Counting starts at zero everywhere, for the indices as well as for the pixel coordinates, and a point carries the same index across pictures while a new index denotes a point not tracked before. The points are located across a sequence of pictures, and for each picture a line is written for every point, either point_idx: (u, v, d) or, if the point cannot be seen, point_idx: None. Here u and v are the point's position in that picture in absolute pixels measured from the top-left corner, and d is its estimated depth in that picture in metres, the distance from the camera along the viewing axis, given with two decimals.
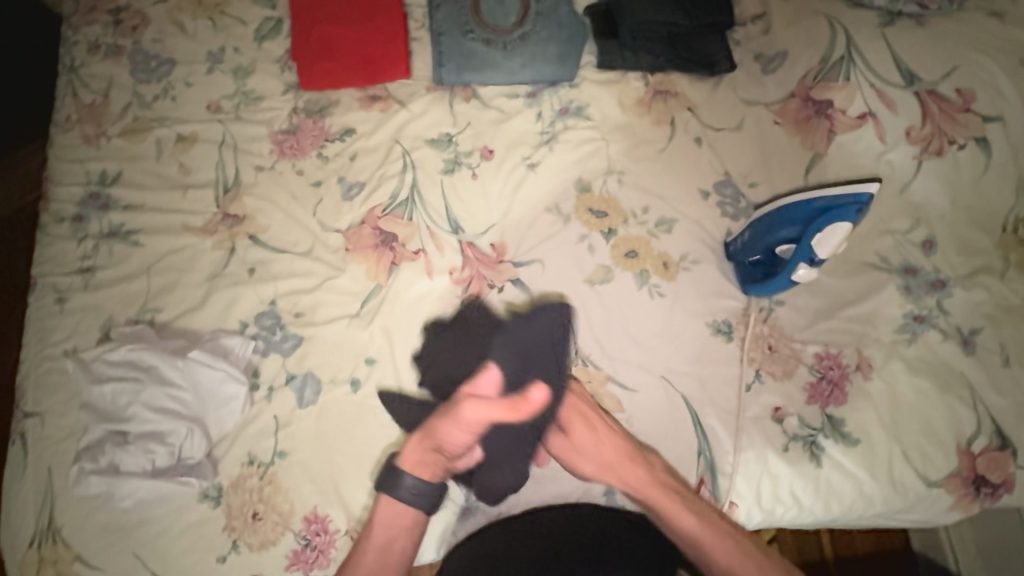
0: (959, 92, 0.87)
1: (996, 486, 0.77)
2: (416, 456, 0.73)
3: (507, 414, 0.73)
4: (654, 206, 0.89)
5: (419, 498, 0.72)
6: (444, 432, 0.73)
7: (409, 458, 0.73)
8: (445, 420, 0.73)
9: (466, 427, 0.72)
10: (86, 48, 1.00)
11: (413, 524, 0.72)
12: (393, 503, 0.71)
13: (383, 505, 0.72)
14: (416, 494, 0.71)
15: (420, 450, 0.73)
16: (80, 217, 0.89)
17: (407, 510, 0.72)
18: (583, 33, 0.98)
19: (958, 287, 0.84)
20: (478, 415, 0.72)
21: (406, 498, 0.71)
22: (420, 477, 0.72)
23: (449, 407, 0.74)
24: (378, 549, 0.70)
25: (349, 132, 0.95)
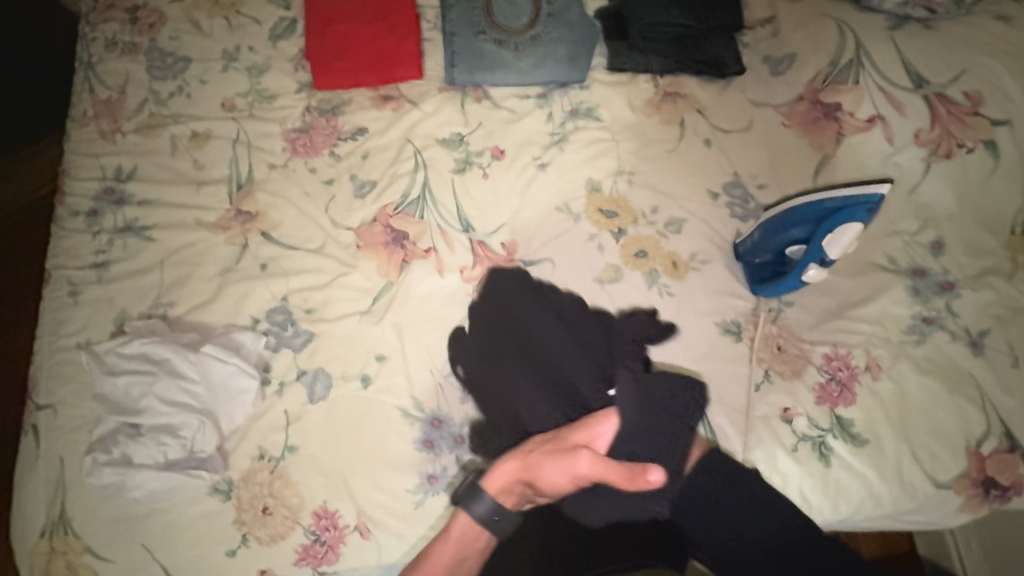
0: (967, 96, 0.88)
1: (1005, 488, 0.77)
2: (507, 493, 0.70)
3: (608, 480, 0.67)
4: (663, 206, 0.90)
5: (492, 523, 0.69)
6: (535, 463, 0.69)
7: (491, 478, 0.70)
8: (542, 450, 0.70)
9: (558, 469, 0.68)
10: (103, 46, 1.01)
11: (477, 545, 0.69)
12: (467, 519, 0.69)
13: (459, 522, 0.69)
14: (491, 519, 0.68)
15: (506, 475, 0.69)
16: (95, 211, 0.90)
17: (474, 528, 0.69)
18: (594, 35, 0.99)
19: (966, 289, 0.85)
20: (580, 471, 0.67)
21: (479, 518, 0.68)
22: (500, 497, 0.69)
23: (564, 443, 0.70)
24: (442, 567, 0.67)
25: (361, 130, 0.96)
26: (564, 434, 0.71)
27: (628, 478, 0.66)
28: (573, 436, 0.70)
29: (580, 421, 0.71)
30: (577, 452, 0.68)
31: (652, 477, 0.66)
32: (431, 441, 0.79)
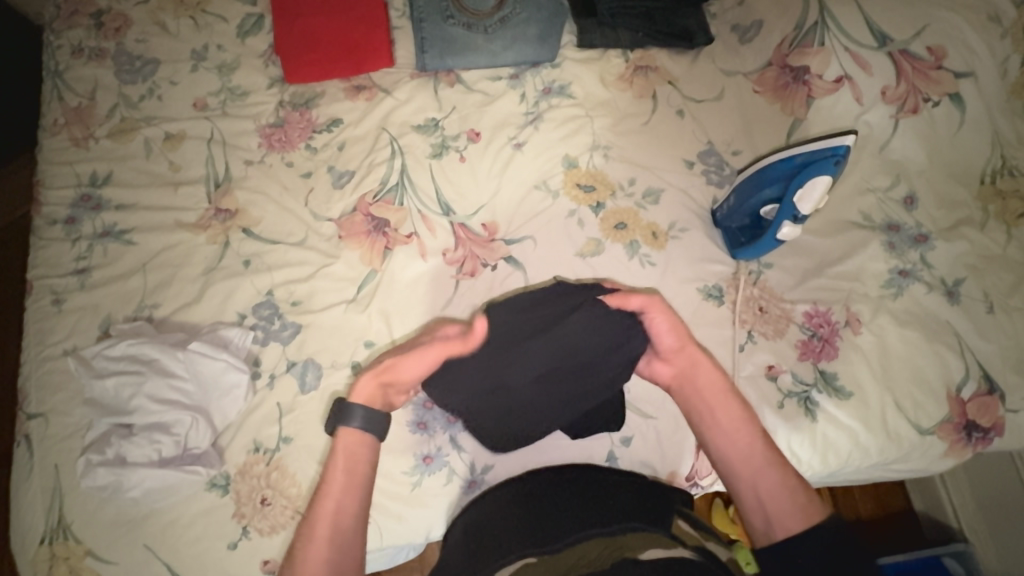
0: (930, 50, 0.90)
1: (986, 431, 0.79)
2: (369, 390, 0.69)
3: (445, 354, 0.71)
4: (640, 177, 0.91)
5: (376, 427, 0.68)
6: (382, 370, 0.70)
7: (359, 391, 0.69)
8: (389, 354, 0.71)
9: (410, 361, 0.70)
10: (70, 52, 1.01)
11: (370, 450, 0.67)
12: (349, 434, 0.67)
13: (342, 437, 0.67)
14: (372, 424, 0.67)
15: (370, 386, 0.69)
16: (73, 219, 0.90)
17: (362, 436, 0.67)
18: (562, 13, 1.00)
19: (940, 240, 0.86)
20: (441, 355, 0.71)
21: (363, 427, 0.67)
22: (374, 405, 0.69)
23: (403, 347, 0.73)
24: (339, 482, 0.64)
25: (336, 122, 0.96)
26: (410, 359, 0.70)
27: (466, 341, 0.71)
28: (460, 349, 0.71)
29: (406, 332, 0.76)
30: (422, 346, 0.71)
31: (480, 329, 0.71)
32: (424, 423, 0.80)
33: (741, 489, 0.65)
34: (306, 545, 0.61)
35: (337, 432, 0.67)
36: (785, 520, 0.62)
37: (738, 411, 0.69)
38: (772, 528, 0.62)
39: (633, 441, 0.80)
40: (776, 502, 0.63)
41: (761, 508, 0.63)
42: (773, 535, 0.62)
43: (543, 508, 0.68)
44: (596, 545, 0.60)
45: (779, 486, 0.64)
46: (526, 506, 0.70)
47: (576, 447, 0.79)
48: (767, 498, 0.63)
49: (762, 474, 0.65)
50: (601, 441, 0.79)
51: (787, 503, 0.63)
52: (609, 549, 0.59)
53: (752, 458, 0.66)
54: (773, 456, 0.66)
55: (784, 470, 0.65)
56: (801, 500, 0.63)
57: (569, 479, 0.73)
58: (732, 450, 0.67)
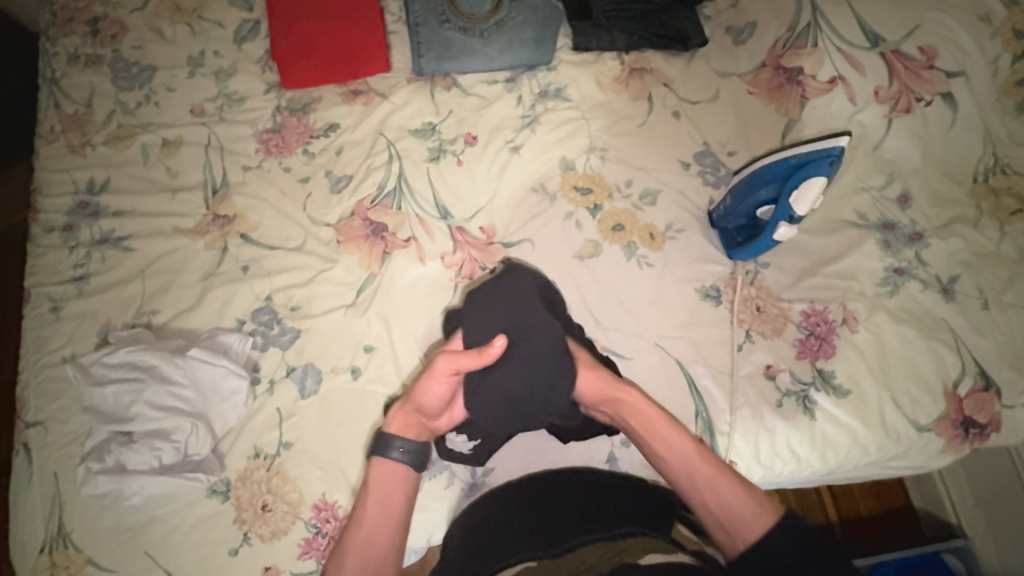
0: (922, 50, 0.91)
1: (983, 426, 0.79)
2: (400, 420, 0.69)
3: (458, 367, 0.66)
4: (637, 179, 0.91)
5: (411, 457, 0.68)
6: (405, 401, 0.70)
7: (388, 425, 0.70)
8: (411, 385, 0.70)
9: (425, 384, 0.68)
10: (66, 60, 1.01)
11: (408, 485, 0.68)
12: (387, 466, 0.68)
13: (379, 468, 0.68)
14: (409, 454, 0.68)
15: (397, 419, 0.69)
16: (70, 226, 0.90)
17: (401, 468, 0.68)
18: (557, 16, 1.00)
19: (934, 238, 0.87)
20: (450, 368, 0.66)
21: (399, 458, 0.68)
22: (409, 436, 0.69)
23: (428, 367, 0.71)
24: (380, 510, 0.66)
25: (333, 127, 0.96)
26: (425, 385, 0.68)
27: (481, 354, 0.66)
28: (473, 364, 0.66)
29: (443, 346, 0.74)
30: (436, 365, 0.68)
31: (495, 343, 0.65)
32: None
33: (694, 502, 0.63)
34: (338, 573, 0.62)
35: (374, 462, 0.68)
36: (740, 533, 0.59)
37: (670, 425, 0.66)
38: (732, 541, 0.60)
39: (632, 443, 0.80)
40: (730, 514, 0.60)
41: (718, 521, 0.61)
42: (734, 547, 0.60)
43: (543, 512, 0.68)
44: (597, 550, 0.60)
45: (727, 493, 0.61)
46: (525, 511, 0.70)
47: (576, 449, 0.80)
48: (718, 511, 0.61)
49: (712, 487, 0.62)
50: (600, 443, 0.80)
51: (740, 509, 0.60)
52: (608, 554, 0.59)
53: (690, 470, 0.63)
54: (711, 465, 0.63)
55: (727, 474, 0.63)
56: (750, 501, 0.60)
57: (568, 483, 0.73)
58: (671, 467, 0.64)
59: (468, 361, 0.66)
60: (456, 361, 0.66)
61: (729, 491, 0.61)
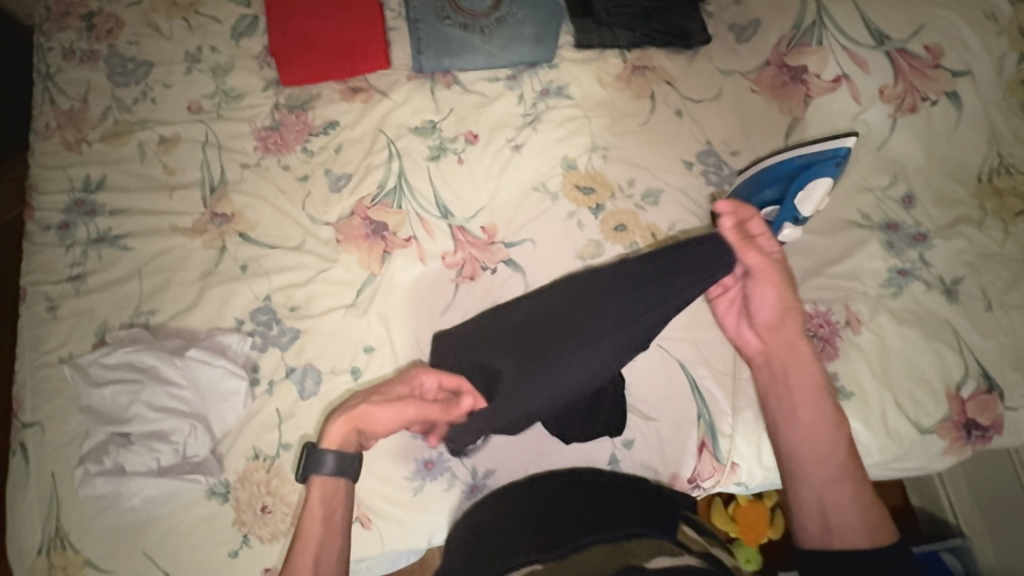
0: (928, 49, 0.90)
1: (986, 428, 0.79)
2: (338, 434, 0.69)
3: (422, 414, 0.70)
4: (640, 178, 0.91)
5: (347, 471, 0.68)
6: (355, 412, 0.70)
7: (327, 433, 0.69)
8: (366, 401, 0.71)
9: (385, 413, 0.70)
10: (61, 55, 0.99)
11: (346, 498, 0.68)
12: (328, 482, 0.67)
13: (316, 486, 0.67)
14: (343, 468, 0.67)
15: (341, 429, 0.69)
16: (66, 224, 0.89)
17: (335, 484, 0.67)
18: (559, 13, 0.99)
19: (938, 239, 0.87)
20: (419, 415, 0.70)
21: (332, 473, 0.67)
22: (341, 449, 0.68)
23: (388, 391, 0.72)
24: (323, 527, 0.65)
25: (332, 124, 0.95)
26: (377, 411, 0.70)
27: (447, 412, 0.69)
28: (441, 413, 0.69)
29: (402, 376, 0.73)
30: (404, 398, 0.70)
31: (466, 404, 0.68)
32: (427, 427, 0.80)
33: (803, 487, 0.62)
34: None
35: (310, 483, 0.67)
36: (838, 536, 0.58)
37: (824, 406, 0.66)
38: (824, 538, 0.59)
39: (635, 444, 0.80)
40: (838, 513, 0.59)
41: (822, 518, 0.60)
42: (822, 544, 0.59)
43: (545, 514, 0.68)
44: (600, 552, 0.58)
45: (844, 497, 0.60)
46: (526, 514, 0.69)
47: (577, 450, 0.79)
48: (829, 510, 0.60)
49: (833, 486, 0.61)
50: (602, 444, 0.79)
51: (851, 520, 0.59)
52: (612, 557, 0.58)
53: (824, 456, 0.63)
54: (852, 470, 0.62)
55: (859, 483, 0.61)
56: (867, 517, 0.59)
57: (570, 485, 0.72)
58: (805, 449, 0.64)
59: (434, 412, 0.69)
60: (424, 408, 0.70)
61: (847, 498, 0.60)
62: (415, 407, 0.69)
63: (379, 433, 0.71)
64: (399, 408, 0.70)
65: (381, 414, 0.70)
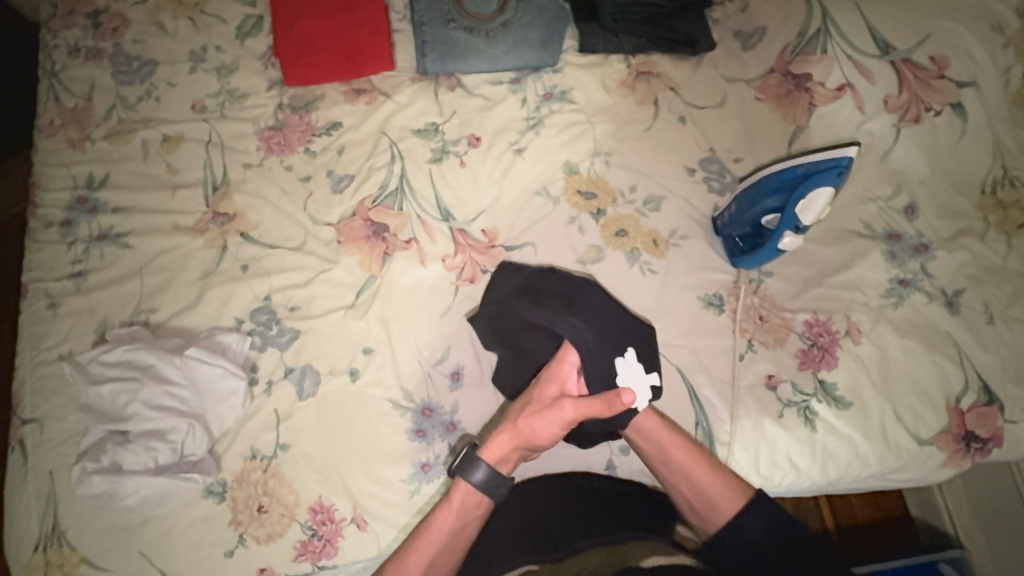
0: (933, 60, 0.90)
1: (985, 442, 0.79)
2: (500, 449, 0.69)
3: (582, 415, 0.67)
4: (642, 184, 0.91)
5: (492, 489, 0.68)
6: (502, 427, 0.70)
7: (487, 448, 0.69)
8: (524, 414, 0.69)
9: (545, 422, 0.68)
10: (66, 52, 1.00)
11: (479, 514, 0.68)
12: (468, 490, 0.67)
13: (460, 491, 0.67)
14: (490, 486, 0.67)
15: (502, 445, 0.69)
16: (69, 221, 0.89)
17: (478, 498, 0.68)
18: (564, 17, 0.99)
19: (941, 250, 0.86)
20: (579, 416, 0.67)
21: (480, 486, 0.67)
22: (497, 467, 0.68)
23: (537, 400, 0.69)
24: (441, 537, 0.66)
25: (335, 125, 0.95)
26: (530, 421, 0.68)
27: (607, 406, 0.66)
28: (601, 408, 0.67)
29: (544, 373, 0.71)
30: (554, 402, 0.68)
31: (626, 398, 0.66)
32: (423, 430, 0.79)
33: (673, 489, 0.69)
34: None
35: (452, 484, 0.68)
36: (716, 517, 0.66)
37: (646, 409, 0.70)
38: (705, 522, 0.67)
39: (632, 451, 0.79)
40: (708, 502, 0.66)
41: (693, 504, 0.67)
42: (708, 527, 0.67)
43: (543, 519, 0.67)
44: (599, 553, 0.61)
45: (710, 479, 0.67)
46: (522, 520, 0.68)
47: (574, 455, 0.79)
48: (693, 496, 0.67)
49: (688, 474, 0.68)
50: (599, 449, 0.79)
51: (726, 503, 0.66)
52: (610, 560, 0.61)
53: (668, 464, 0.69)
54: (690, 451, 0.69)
55: (701, 462, 0.68)
56: (730, 487, 0.67)
57: (567, 488, 0.72)
58: (650, 453, 0.70)
59: (594, 410, 0.67)
60: (579, 408, 0.67)
61: (714, 481, 0.67)
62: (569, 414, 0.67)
63: (541, 444, 0.69)
64: (553, 419, 0.67)
65: (538, 426, 0.68)
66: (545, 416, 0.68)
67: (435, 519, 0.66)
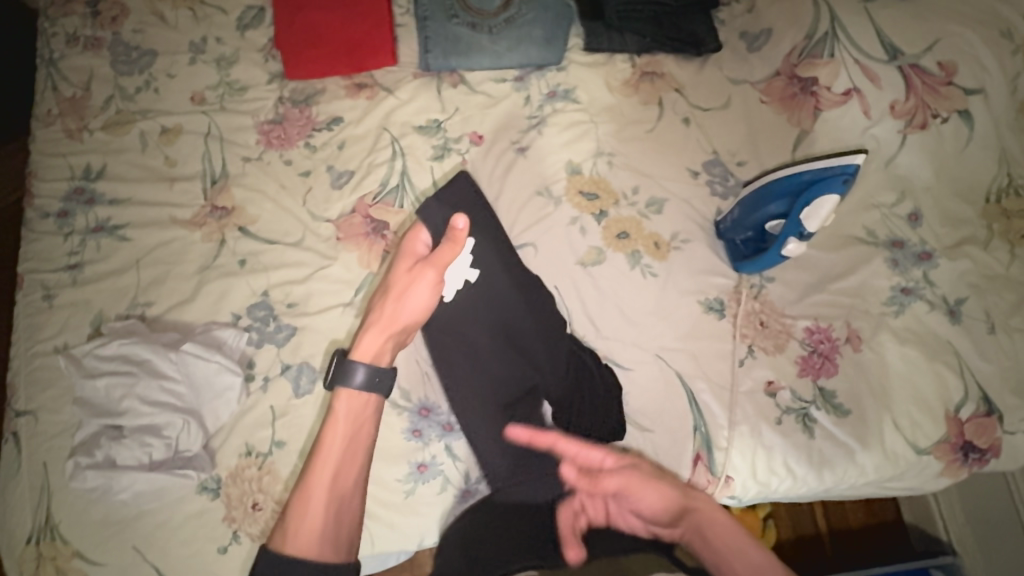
0: (941, 65, 0.89)
1: (983, 452, 0.79)
2: (377, 342, 0.69)
3: (438, 267, 0.71)
4: (644, 186, 0.90)
5: (377, 385, 0.67)
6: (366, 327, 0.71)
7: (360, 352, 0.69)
8: (389, 302, 0.70)
9: (412, 299, 0.70)
10: (65, 41, 0.98)
11: (371, 415, 0.67)
12: (354, 393, 0.66)
13: (343, 400, 0.66)
14: (375, 382, 0.67)
15: (375, 340, 0.69)
16: (65, 212, 0.88)
17: (367, 400, 0.67)
18: (568, 14, 0.98)
19: (944, 258, 0.86)
20: (437, 265, 0.71)
21: (364, 386, 0.66)
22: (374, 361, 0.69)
23: (397, 277, 0.72)
24: (339, 444, 0.64)
25: (336, 120, 0.94)
26: (398, 295, 0.70)
27: (453, 244, 0.71)
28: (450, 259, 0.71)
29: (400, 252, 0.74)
30: (411, 276, 0.71)
31: (461, 227, 0.70)
32: (419, 430, 0.79)
33: None
34: (302, 509, 0.60)
35: (334, 394, 0.66)
36: None
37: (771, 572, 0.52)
38: None
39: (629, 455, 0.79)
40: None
41: None
42: None
43: None
44: None
45: None
46: None
47: None
48: None
49: None
50: None
51: None
52: None
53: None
54: None
55: None
56: None
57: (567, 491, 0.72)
58: None
59: (444, 257, 0.71)
60: (435, 262, 0.71)
61: None
62: (432, 268, 0.70)
63: (412, 321, 0.71)
64: (422, 283, 0.70)
65: (409, 297, 0.70)
66: (411, 285, 0.70)
67: (328, 434, 0.64)
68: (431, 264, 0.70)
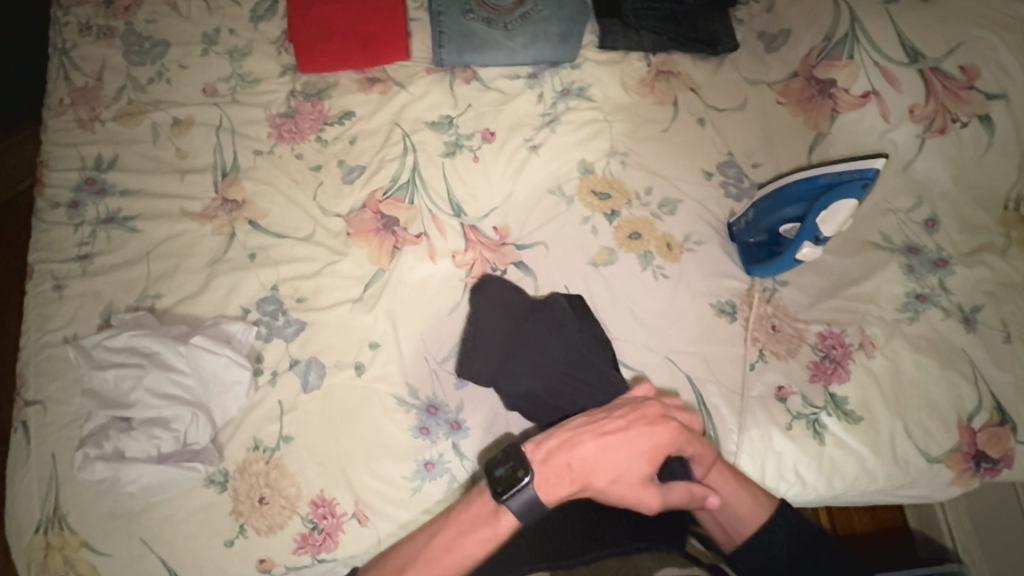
0: (963, 69, 0.87)
1: (996, 462, 0.77)
2: (558, 486, 0.64)
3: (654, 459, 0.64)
4: (657, 186, 0.89)
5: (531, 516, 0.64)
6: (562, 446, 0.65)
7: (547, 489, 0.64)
8: (589, 453, 0.64)
9: (619, 464, 0.64)
10: (77, 30, 0.98)
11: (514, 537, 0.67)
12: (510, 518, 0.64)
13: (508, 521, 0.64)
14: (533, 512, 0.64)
15: (565, 488, 0.64)
16: (76, 203, 0.88)
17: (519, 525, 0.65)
18: (584, 12, 0.97)
19: (960, 265, 0.85)
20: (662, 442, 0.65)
21: (522, 512, 0.63)
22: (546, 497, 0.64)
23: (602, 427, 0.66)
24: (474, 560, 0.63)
25: (348, 114, 0.94)
26: (595, 454, 0.64)
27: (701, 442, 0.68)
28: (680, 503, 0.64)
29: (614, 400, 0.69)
30: (644, 481, 0.63)
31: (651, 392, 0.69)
32: (427, 428, 0.78)
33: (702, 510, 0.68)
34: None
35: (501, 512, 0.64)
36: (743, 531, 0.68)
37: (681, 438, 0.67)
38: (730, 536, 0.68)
39: None
40: (733, 515, 0.68)
41: (721, 520, 0.68)
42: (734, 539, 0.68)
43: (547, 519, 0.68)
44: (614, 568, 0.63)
45: (743, 501, 0.68)
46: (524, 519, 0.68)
47: None
48: (722, 514, 0.68)
49: (718, 491, 0.68)
50: None
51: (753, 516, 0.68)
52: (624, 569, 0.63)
53: (696, 481, 0.66)
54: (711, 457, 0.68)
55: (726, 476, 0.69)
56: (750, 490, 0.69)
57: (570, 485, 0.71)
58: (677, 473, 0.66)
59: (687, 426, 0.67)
60: (671, 435, 0.65)
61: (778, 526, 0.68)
62: (639, 437, 0.65)
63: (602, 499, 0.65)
64: (624, 454, 0.64)
65: (606, 465, 0.64)
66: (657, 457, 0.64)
67: (470, 542, 0.64)
68: (649, 432, 0.65)
